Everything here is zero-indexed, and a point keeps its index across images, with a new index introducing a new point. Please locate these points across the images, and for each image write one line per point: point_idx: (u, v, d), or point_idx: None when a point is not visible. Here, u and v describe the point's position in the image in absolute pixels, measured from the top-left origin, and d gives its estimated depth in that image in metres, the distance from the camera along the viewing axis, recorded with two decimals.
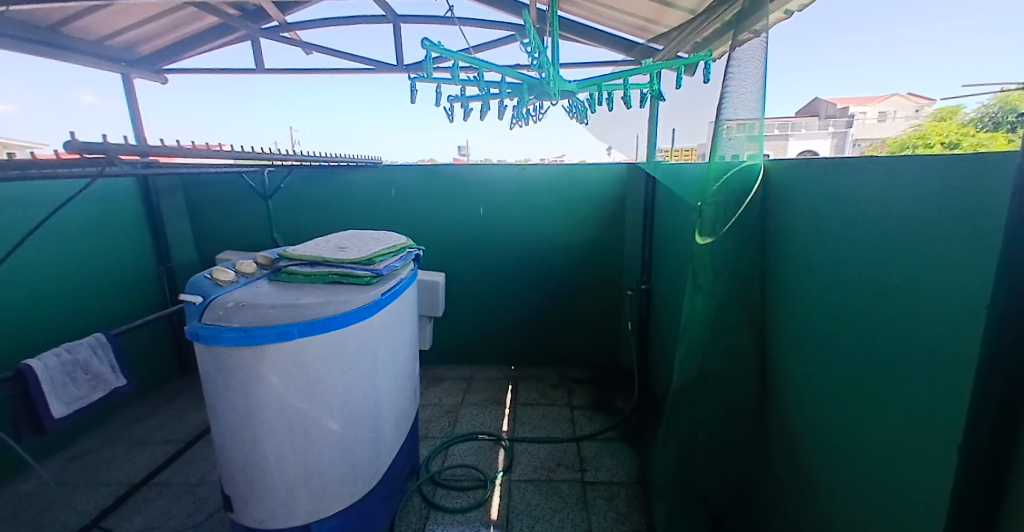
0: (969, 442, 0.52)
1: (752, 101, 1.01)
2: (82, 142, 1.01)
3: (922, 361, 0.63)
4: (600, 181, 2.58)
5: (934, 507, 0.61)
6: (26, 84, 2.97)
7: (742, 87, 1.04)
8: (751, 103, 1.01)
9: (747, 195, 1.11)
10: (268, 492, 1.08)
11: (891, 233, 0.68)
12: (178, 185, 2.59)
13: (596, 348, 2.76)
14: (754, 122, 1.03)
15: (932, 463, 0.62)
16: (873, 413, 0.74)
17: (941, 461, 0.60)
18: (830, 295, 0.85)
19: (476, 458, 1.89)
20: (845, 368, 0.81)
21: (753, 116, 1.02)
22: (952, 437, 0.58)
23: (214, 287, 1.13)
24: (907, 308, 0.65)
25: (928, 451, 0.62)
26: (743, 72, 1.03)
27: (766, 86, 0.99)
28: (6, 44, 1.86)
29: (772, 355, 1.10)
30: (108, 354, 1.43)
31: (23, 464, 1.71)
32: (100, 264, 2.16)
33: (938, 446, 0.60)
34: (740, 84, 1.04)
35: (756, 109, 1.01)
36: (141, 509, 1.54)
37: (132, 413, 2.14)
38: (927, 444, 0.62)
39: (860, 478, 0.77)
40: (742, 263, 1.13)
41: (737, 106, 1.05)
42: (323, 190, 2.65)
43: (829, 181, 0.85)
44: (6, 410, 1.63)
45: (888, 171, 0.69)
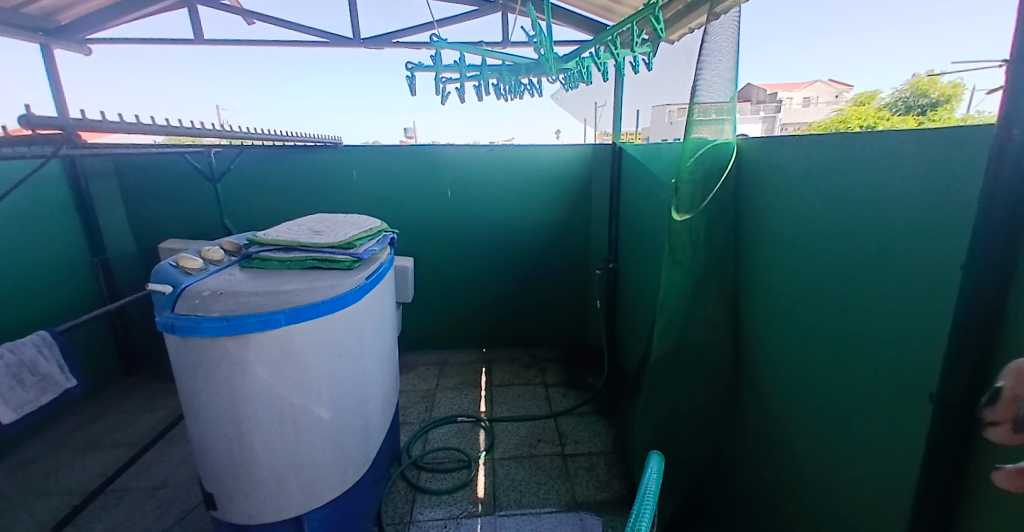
0: (947, 386, 0.60)
1: (724, 83, 1.11)
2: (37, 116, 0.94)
3: (895, 320, 0.71)
4: (568, 164, 2.62)
5: (908, 446, 0.70)
6: None
7: (716, 69, 1.11)
8: (725, 85, 1.11)
9: (723, 173, 1.19)
10: (256, 487, 1.03)
11: (863, 205, 0.77)
12: (110, 166, 2.32)
13: (564, 328, 2.84)
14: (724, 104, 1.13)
15: (904, 408, 0.71)
16: (846, 369, 0.83)
17: (913, 405, 0.69)
18: (803, 266, 0.94)
19: (457, 439, 1.91)
20: (818, 334, 0.90)
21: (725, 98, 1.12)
22: (923, 387, 0.67)
23: (183, 275, 1.05)
24: (879, 273, 0.74)
25: (900, 407, 0.71)
26: (715, 54, 1.10)
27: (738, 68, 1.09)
28: None
29: (745, 325, 1.19)
30: (55, 352, 1.24)
31: None
32: (25, 259, 1.92)
33: (909, 400, 0.70)
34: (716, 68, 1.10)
35: (728, 92, 1.12)
36: (100, 517, 1.42)
37: (70, 418, 1.94)
38: (897, 398, 0.72)
39: (836, 429, 0.86)
40: (715, 238, 1.21)
41: (711, 89, 1.13)
42: (280, 172, 2.49)
43: (802, 161, 0.93)
44: None
45: (863, 148, 0.77)
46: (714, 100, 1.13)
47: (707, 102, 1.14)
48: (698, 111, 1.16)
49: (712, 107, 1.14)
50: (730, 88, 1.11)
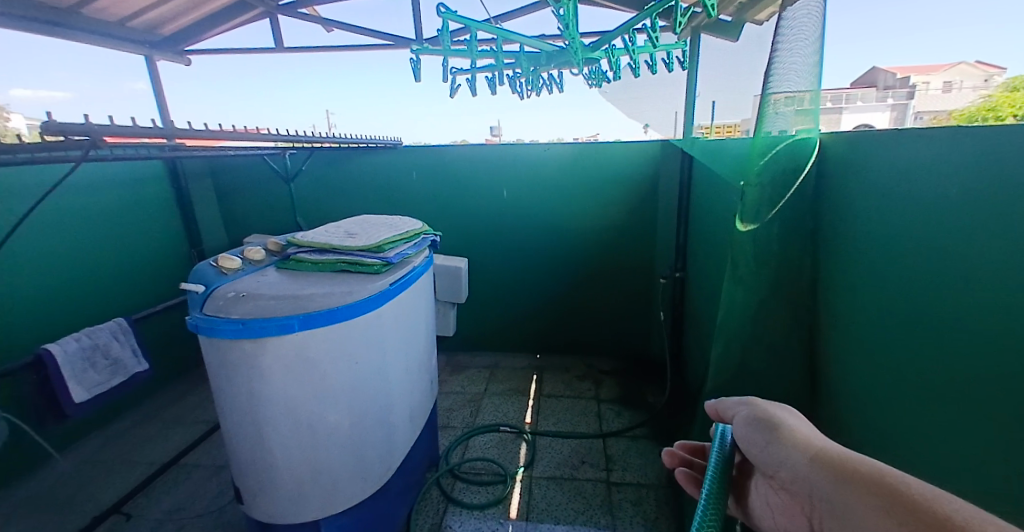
0: None
1: (806, 66, 0.86)
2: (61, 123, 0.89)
3: None
4: (632, 162, 2.40)
5: None
6: (65, 62, 3.05)
7: (793, 51, 0.87)
8: (806, 70, 0.86)
9: (798, 175, 0.96)
10: (276, 489, 1.04)
11: (993, 222, 0.58)
12: (206, 168, 2.61)
13: (623, 339, 2.63)
14: (807, 94, 0.89)
15: None
16: (957, 437, 0.63)
17: None
18: (907, 295, 0.72)
19: (498, 451, 1.83)
20: (924, 386, 0.69)
21: (807, 87, 0.88)
22: None
23: (218, 275, 1.08)
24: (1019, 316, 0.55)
25: None
26: (794, 34, 0.88)
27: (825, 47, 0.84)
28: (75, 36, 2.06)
29: (821, 361, 0.96)
30: (129, 339, 1.45)
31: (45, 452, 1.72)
32: (133, 249, 2.22)
33: None
34: (794, 46, 0.87)
35: (809, 80, 0.87)
36: (168, 490, 1.57)
37: (163, 394, 2.21)
38: None
39: None
40: (790, 251, 0.99)
41: (786, 75, 0.89)
42: (345, 174, 2.61)
43: (914, 158, 0.71)
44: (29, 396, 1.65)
45: (997, 146, 0.58)
46: (793, 89, 0.89)
47: (781, 93, 0.91)
48: (774, 101, 0.94)
49: (791, 96, 0.90)
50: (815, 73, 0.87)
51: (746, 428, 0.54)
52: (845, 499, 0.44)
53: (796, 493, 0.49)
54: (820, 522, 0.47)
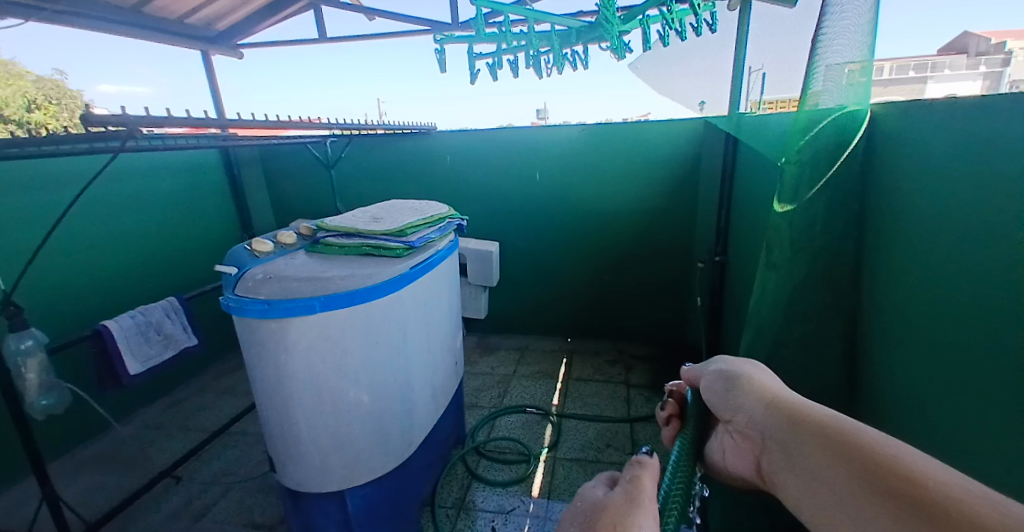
0: None
1: (859, 34, 0.79)
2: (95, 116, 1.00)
3: None
4: (672, 141, 2.28)
5: None
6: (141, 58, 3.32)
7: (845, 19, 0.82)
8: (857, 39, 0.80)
9: (844, 150, 0.87)
10: (303, 457, 1.12)
11: None
12: (257, 155, 2.77)
13: (658, 324, 2.55)
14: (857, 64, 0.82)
15: None
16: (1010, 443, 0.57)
17: None
18: (964, 282, 0.66)
19: (522, 432, 1.85)
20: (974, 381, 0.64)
21: (859, 57, 0.81)
22: None
23: (250, 258, 1.16)
24: None
25: None
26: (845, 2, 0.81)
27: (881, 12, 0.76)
28: (136, 34, 2.23)
29: (865, 355, 0.89)
30: (179, 317, 1.60)
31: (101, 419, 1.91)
32: (191, 233, 2.42)
33: None
34: (847, 11, 0.81)
35: (861, 49, 0.80)
36: (219, 456, 1.75)
37: (219, 367, 2.44)
38: None
39: None
40: (830, 236, 0.90)
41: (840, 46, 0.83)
42: (383, 159, 2.67)
43: (972, 131, 0.65)
44: (86, 368, 1.86)
45: None
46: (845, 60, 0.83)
47: (835, 62, 0.86)
48: (827, 73, 0.88)
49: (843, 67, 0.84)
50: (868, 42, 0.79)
51: (723, 389, 0.65)
52: (798, 438, 0.54)
53: (754, 437, 0.59)
54: (769, 460, 0.57)
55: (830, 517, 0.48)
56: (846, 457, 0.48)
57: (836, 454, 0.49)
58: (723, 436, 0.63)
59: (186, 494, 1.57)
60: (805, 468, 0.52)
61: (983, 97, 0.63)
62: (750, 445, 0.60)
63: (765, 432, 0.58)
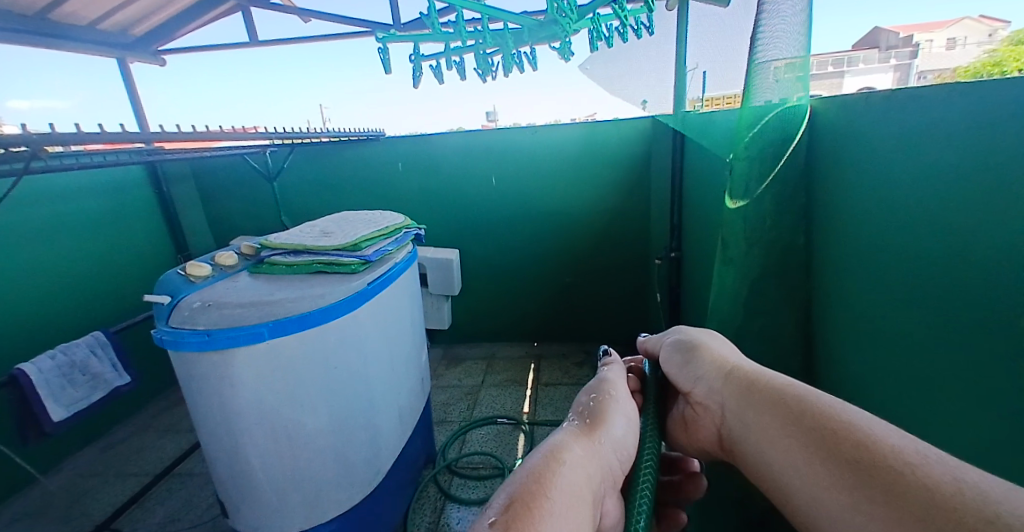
0: None
1: (793, 33, 0.83)
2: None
3: None
4: (623, 142, 2.33)
5: None
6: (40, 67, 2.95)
7: (779, 16, 0.85)
8: (793, 36, 0.83)
9: (789, 144, 0.91)
10: (259, 500, 1.02)
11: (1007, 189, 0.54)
12: (189, 171, 2.55)
13: (622, 322, 2.59)
14: (795, 60, 0.85)
15: None
16: (978, 418, 0.60)
17: None
18: (915, 269, 0.68)
19: (495, 443, 1.81)
20: (934, 363, 0.66)
21: (794, 53, 0.84)
22: None
23: (185, 284, 1.04)
24: None
25: None
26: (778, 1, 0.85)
27: (813, 13, 0.81)
28: (39, 43, 1.98)
29: (820, 341, 0.92)
30: (108, 353, 1.42)
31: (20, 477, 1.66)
32: (118, 259, 2.19)
33: None
34: (780, 9, 0.84)
35: (795, 46, 0.83)
36: (163, 501, 1.57)
37: (158, 403, 2.21)
38: None
39: None
40: (783, 229, 0.93)
41: (775, 43, 0.86)
42: (331, 169, 2.54)
43: (914, 123, 0.68)
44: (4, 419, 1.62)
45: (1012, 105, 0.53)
46: (779, 56, 0.86)
47: (770, 58, 0.88)
48: (761, 69, 0.91)
49: (777, 64, 0.87)
50: (802, 41, 0.83)
51: (678, 360, 0.64)
52: (752, 409, 0.54)
53: (712, 408, 0.59)
54: (729, 429, 0.57)
55: (791, 487, 0.48)
56: (800, 426, 0.48)
57: (791, 424, 0.49)
58: (683, 407, 0.63)
59: None
60: (763, 438, 0.52)
61: (922, 89, 0.67)
62: (708, 415, 0.60)
63: (722, 403, 0.58)
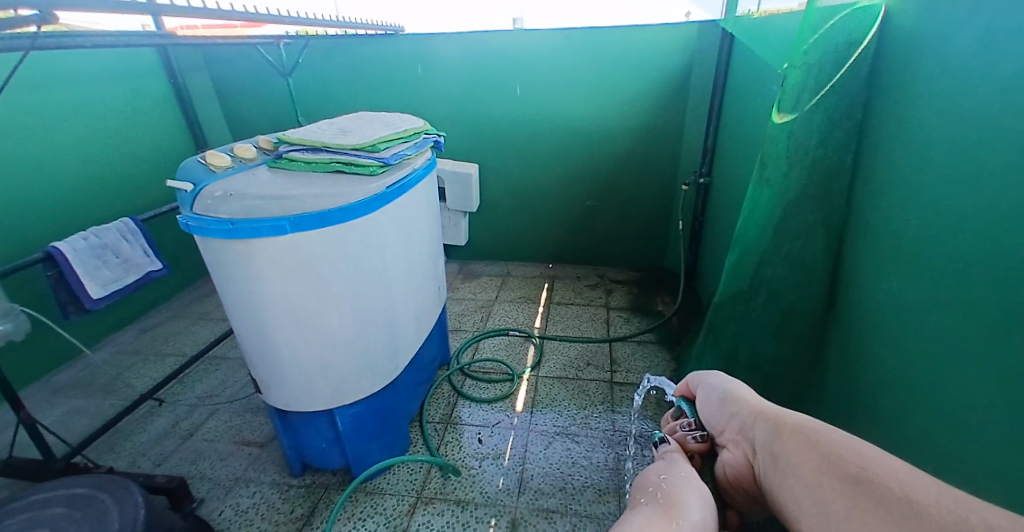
0: None
1: None
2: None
3: None
4: (662, 49, 2.11)
5: None
6: None
7: None
8: None
9: (853, 50, 0.81)
10: (287, 380, 1.10)
11: None
12: (200, 60, 2.45)
13: (640, 248, 2.57)
14: None
15: None
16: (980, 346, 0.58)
17: None
18: (962, 192, 0.62)
19: (506, 352, 1.90)
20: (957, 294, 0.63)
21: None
22: None
23: (206, 173, 1.04)
24: None
25: None
26: None
27: None
28: None
29: (848, 265, 0.89)
30: (137, 239, 1.45)
31: (77, 348, 1.84)
32: (139, 153, 2.19)
33: None
34: None
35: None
36: (202, 378, 1.73)
37: (191, 293, 2.36)
38: None
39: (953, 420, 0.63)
40: (832, 144, 0.86)
41: None
42: (346, 67, 2.40)
43: (996, 10, 0.56)
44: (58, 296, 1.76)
45: None
46: None
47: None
48: None
49: None
50: None
51: (718, 403, 0.80)
52: (779, 444, 0.66)
53: (747, 444, 0.72)
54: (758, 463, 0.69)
55: (806, 506, 0.58)
56: (817, 450, 0.60)
57: (809, 452, 0.61)
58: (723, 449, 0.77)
59: (171, 415, 1.54)
60: (785, 467, 0.64)
61: None
62: (742, 449, 0.72)
63: (755, 437, 0.70)
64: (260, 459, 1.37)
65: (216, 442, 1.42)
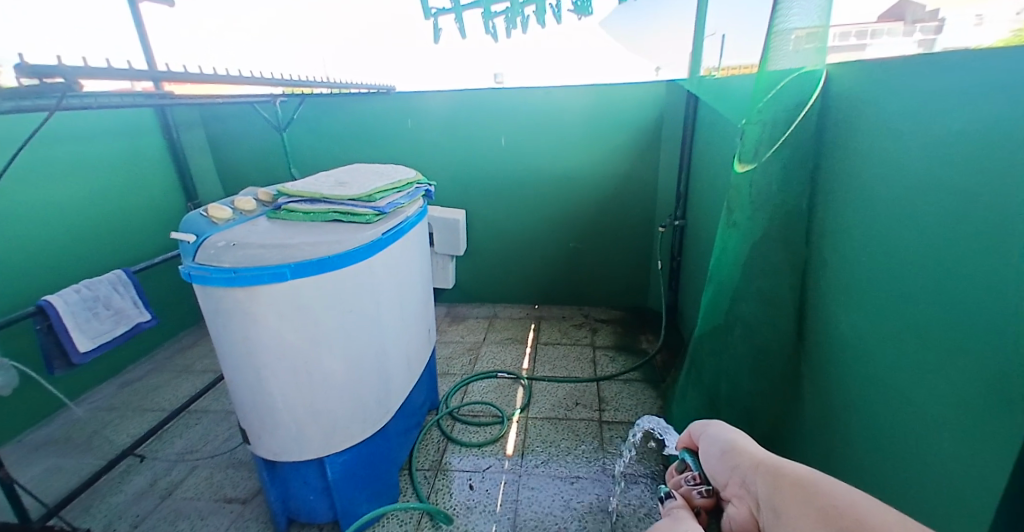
0: None
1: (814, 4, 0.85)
2: (33, 65, 0.87)
3: (997, 307, 0.55)
4: (634, 105, 2.30)
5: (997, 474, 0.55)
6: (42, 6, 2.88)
7: None
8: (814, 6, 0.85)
9: (799, 111, 0.93)
10: (278, 428, 1.10)
11: (982, 160, 0.57)
12: (197, 117, 2.55)
13: (623, 288, 2.66)
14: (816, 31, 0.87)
15: (1008, 428, 0.54)
16: (932, 372, 0.66)
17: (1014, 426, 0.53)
18: (902, 237, 0.72)
19: (495, 395, 1.91)
20: (908, 325, 0.71)
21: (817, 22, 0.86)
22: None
23: (209, 225, 1.09)
24: (992, 247, 0.56)
25: (997, 423, 0.55)
26: None
27: None
28: None
29: (814, 301, 0.98)
30: (129, 290, 1.45)
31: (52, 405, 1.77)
32: (131, 204, 2.22)
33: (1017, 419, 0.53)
34: None
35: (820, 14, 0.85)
36: (183, 433, 1.67)
37: (173, 343, 2.31)
38: (994, 411, 0.56)
39: (918, 440, 0.69)
40: (790, 194, 0.98)
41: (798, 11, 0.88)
42: (338, 122, 2.53)
43: (921, 91, 0.69)
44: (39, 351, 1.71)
45: (1000, 71, 0.55)
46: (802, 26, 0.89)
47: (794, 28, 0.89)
48: (783, 36, 0.93)
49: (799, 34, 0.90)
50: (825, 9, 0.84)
51: (711, 448, 0.59)
52: (781, 497, 0.45)
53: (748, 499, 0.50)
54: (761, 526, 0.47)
55: None
56: (826, 515, 0.40)
57: (813, 507, 0.41)
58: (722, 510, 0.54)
59: (150, 473, 1.48)
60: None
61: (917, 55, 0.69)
62: (746, 504, 0.50)
63: (758, 489, 0.49)
64: (242, 517, 1.31)
65: (196, 501, 1.37)
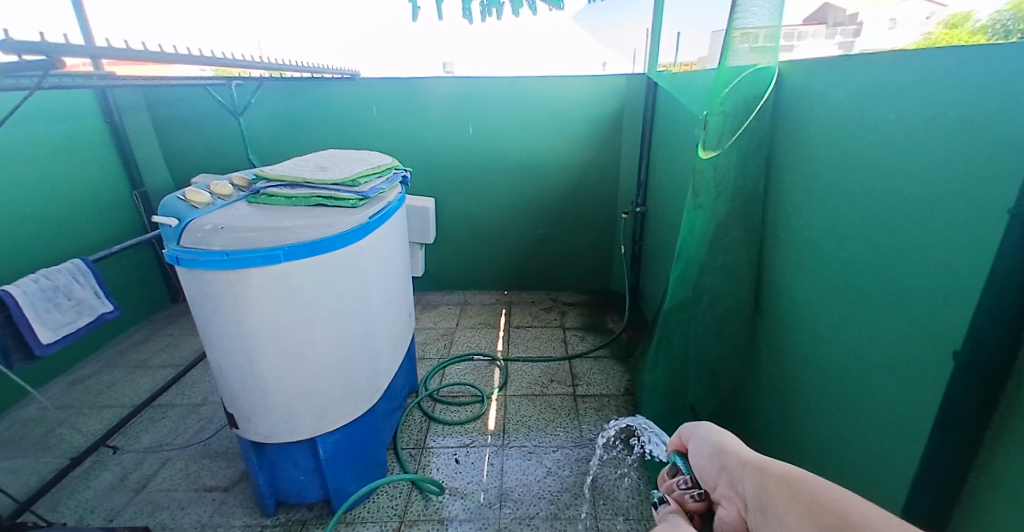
0: (983, 334, 0.54)
1: (766, 7, 0.94)
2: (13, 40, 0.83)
3: (911, 264, 0.69)
4: (597, 96, 2.41)
5: (911, 397, 0.70)
6: None
7: None
8: (767, 9, 0.94)
9: (757, 103, 1.07)
10: (269, 410, 1.11)
11: (900, 146, 0.71)
12: (140, 100, 2.38)
13: (588, 272, 2.79)
14: (768, 30, 0.97)
15: (919, 360, 0.68)
16: (863, 322, 0.80)
17: (924, 357, 0.67)
18: (839, 212, 0.86)
19: (473, 376, 1.97)
20: (844, 285, 0.85)
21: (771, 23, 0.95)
22: (934, 341, 0.65)
23: (189, 209, 1.06)
24: (907, 216, 0.70)
25: (910, 357, 0.70)
26: None
27: None
28: None
29: (767, 272, 1.12)
30: (89, 280, 1.38)
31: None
32: (72, 192, 2.05)
33: (926, 351, 0.67)
34: None
35: (772, 16, 0.94)
36: (148, 428, 1.61)
37: (125, 340, 2.18)
38: (909, 347, 0.70)
39: (850, 380, 0.84)
40: (746, 179, 1.11)
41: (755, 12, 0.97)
42: (299, 107, 2.45)
43: (854, 89, 0.82)
44: None
45: (914, 73, 0.68)
46: (759, 25, 0.98)
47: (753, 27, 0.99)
48: (740, 36, 1.04)
49: (756, 32, 1.00)
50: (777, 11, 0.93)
51: (697, 446, 0.51)
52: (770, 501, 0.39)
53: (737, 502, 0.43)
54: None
55: None
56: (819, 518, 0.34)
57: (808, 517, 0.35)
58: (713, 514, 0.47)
59: (119, 468, 1.43)
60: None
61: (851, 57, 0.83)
62: (735, 506, 0.43)
63: (745, 487, 0.43)
64: (226, 503, 1.30)
65: (174, 491, 1.33)
